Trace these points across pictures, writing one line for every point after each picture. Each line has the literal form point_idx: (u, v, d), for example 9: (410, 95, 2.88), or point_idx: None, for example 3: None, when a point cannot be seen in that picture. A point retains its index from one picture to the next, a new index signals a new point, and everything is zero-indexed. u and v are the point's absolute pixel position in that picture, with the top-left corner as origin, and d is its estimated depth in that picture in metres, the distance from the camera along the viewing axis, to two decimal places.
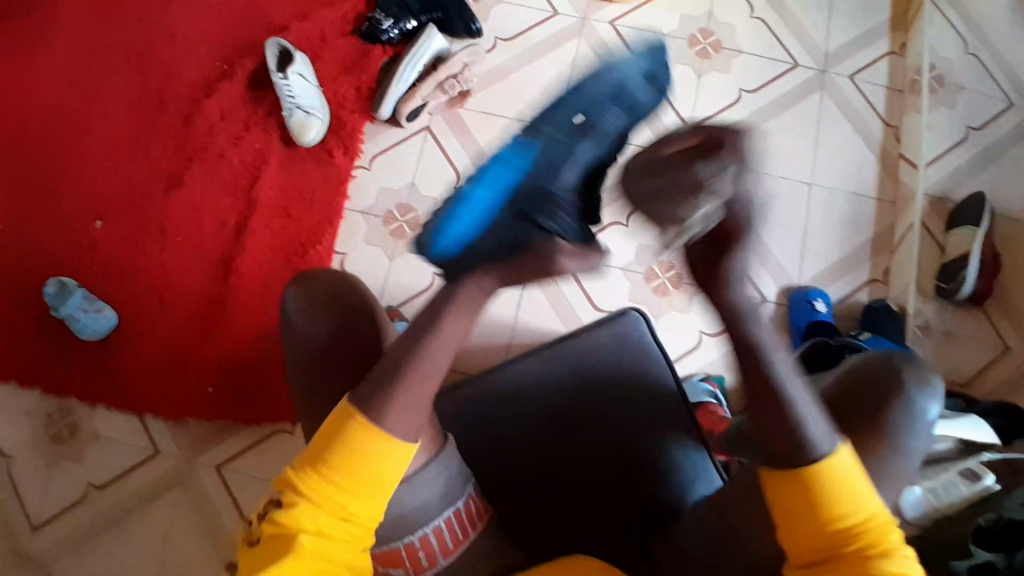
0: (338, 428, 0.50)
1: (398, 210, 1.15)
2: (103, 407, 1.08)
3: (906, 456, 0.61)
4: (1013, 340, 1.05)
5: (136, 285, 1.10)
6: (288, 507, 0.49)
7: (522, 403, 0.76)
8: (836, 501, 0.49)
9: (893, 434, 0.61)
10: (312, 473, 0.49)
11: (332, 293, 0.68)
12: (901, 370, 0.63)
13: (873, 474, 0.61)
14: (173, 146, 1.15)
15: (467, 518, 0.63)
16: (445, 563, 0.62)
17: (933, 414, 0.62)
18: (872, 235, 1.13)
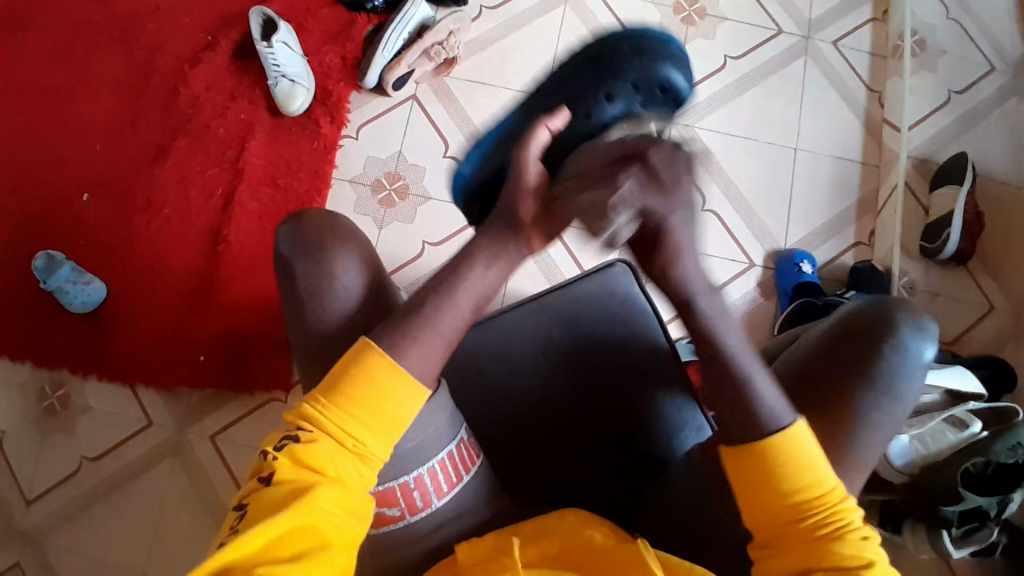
0: (360, 366, 0.51)
1: (386, 178, 1.15)
2: (96, 379, 1.09)
3: (898, 399, 0.60)
4: (997, 299, 1.07)
5: (125, 258, 1.11)
6: (307, 443, 0.49)
7: (514, 355, 0.77)
8: (792, 472, 0.50)
9: (886, 379, 0.60)
10: (336, 407, 0.50)
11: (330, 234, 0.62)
12: (892, 313, 0.63)
13: (865, 413, 0.60)
14: (158, 118, 1.15)
15: (460, 462, 0.64)
16: (440, 504, 0.64)
17: (924, 356, 0.62)
18: (857, 198, 1.14)
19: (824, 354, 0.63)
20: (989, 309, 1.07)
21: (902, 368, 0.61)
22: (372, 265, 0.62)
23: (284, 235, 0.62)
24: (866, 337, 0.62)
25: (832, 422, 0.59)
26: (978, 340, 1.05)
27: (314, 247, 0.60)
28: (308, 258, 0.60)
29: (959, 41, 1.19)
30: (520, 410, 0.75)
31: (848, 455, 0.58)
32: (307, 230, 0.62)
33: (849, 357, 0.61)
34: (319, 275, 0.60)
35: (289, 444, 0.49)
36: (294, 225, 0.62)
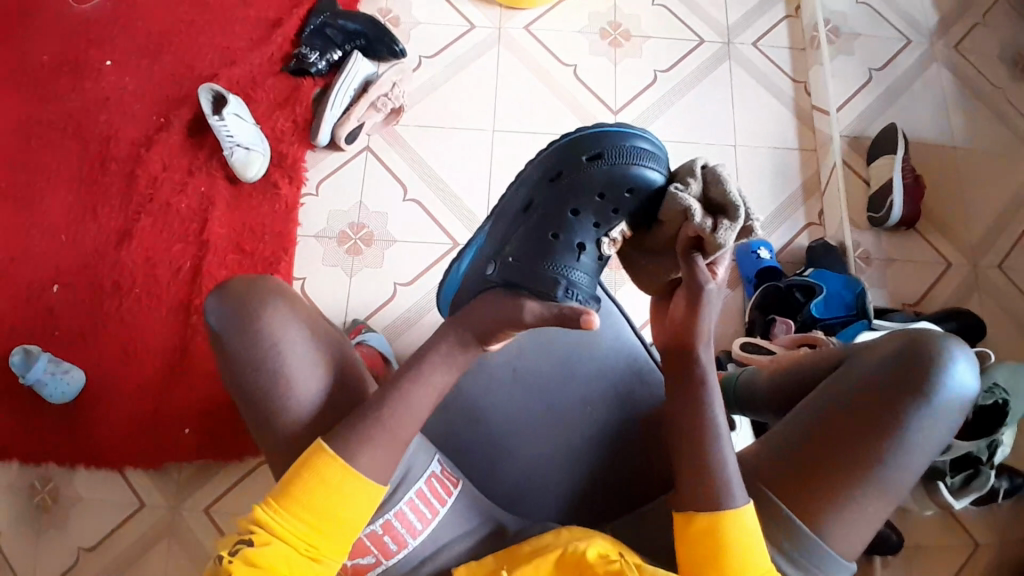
0: (310, 469, 0.56)
1: (351, 229, 1.19)
2: (82, 468, 1.08)
3: (930, 426, 0.62)
4: (951, 255, 1.12)
5: (101, 342, 1.12)
6: (259, 547, 0.53)
7: (492, 382, 0.78)
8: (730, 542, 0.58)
9: (923, 408, 0.62)
10: (281, 513, 0.55)
11: (242, 307, 0.60)
12: (931, 343, 0.64)
13: (898, 438, 0.61)
14: (121, 203, 1.18)
15: (432, 491, 0.67)
16: (416, 544, 0.65)
17: (963, 385, 0.63)
18: (800, 182, 1.19)
19: (863, 386, 0.64)
20: (947, 266, 1.11)
21: (943, 411, 0.62)
22: (329, 344, 0.63)
23: (209, 304, 0.62)
24: (913, 377, 0.62)
25: (861, 445, 0.61)
26: (939, 297, 1.09)
27: (239, 310, 0.60)
28: (242, 331, 0.60)
29: (870, 25, 1.27)
30: (505, 436, 0.76)
31: (864, 486, 0.61)
32: (233, 296, 0.61)
33: (890, 393, 0.62)
34: (268, 356, 0.59)
35: (243, 548, 0.53)
36: (220, 294, 0.61)
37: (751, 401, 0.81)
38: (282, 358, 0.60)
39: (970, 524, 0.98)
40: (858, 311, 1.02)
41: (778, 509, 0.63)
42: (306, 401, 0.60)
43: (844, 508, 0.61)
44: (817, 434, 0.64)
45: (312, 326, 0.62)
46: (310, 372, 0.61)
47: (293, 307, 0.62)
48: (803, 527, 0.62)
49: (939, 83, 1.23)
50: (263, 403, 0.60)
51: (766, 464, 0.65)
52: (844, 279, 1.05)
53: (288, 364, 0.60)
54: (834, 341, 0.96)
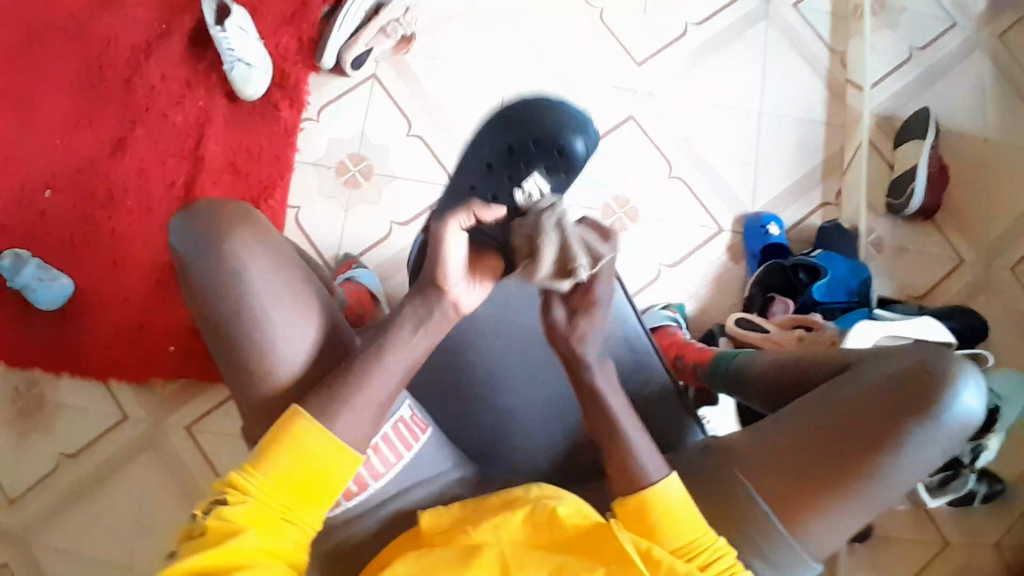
0: (283, 432, 0.55)
1: (350, 160, 1.15)
2: (65, 376, 1.07)
3: (926, 448, 0.60)
4: (965, 251, 1.08)
5: (90, 251, 1.09)
6: (234, 506, 0.52)
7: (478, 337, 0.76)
8: (667, 519, 0.59)
9: (921, 429, 0.60)
10: (256, 475, 0.54)
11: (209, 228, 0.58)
12: (941, 365, 0.61)
13: (891, 454, 0.60)
14: (116, 110, 1.14)
15: (400, 433, 0.66)
16: (377, 485, 0.64)
17: (968, 411, 0.60)
18: (822, 159, 1.14)
19: (867, 398, 0.62)
20: (959, 262, 1.08)
21: (946, 433, 0.61)
22: (301, 276, 0.61)
23: (175, 225, 0.60)
24: (916, 397, 0.61)
25: (850, 455, 0.61)
26: (945, 294, 1.06)
27: (206, 232, 0.58)
28: (206, 255, 0.57)
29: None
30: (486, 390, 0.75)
31: (849, 499, 0.60)
32: (197, 220, 0.59)
33: (893, 408, 0.61)
34: (246, 295, 0.57)
35: (219, 507, 0.52)
36: (184, 216, 0.60)
37: (743, 385, 0.80)
38: (251, 292, 0.57)
39: (940, 521, 0.98)
40: (860, 299, 1.00)
41: (754, 504, 0.62)
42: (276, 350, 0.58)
43: (824, 515, 0.61)
44: (810, 438, 0.62)
45: (280, 257, 0.59)
46: (286, 320, 0.58)
47: (262, 234, 0.59)
48: (779, 528, 0.61)
49: (983, 67, 1.16)
50: (233, 341, 0.58)
51: (749, 455, 0.65)
52: (852, 264, 1.02)
53: (257, 301, 0.57)
54: (831, 327, 0.93)
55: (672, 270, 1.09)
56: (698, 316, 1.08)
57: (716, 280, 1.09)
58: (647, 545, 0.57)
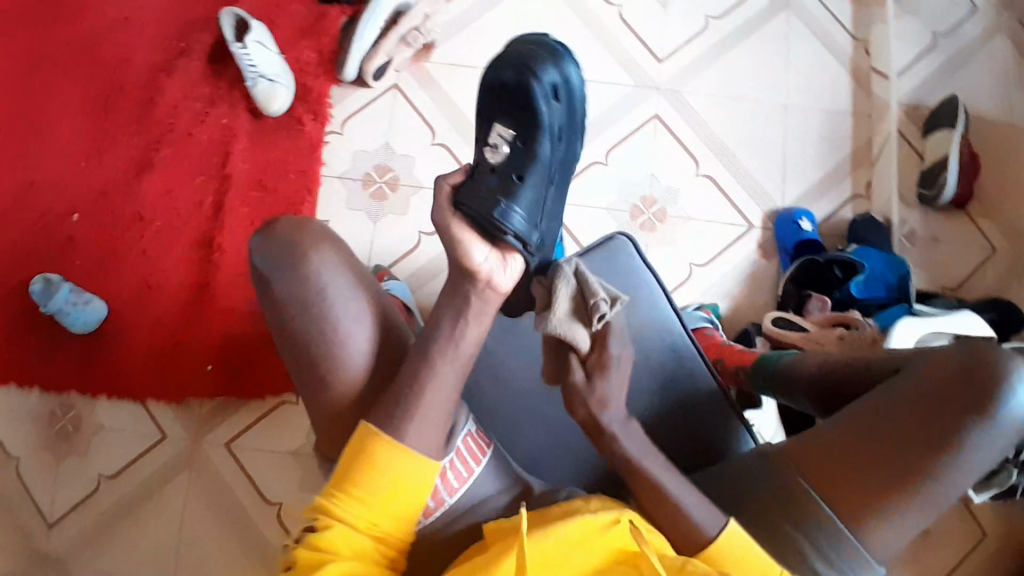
0: (364, 453, 0.57)
1: (375, 171, 1.15)
2: (104, 398, 1.08)
3: (984, 445, 0.61)
4: (998, 241, 1.07)
5: (121, 274, 1.10)
6: (323, 531, 0.55)
7: (524, 352, 0.77)
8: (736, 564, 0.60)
9: (978, 428, 0.60)
10: (343, 498, 0.56)
11: (289, 247, 0.61)
12: (994, 363, 0.61)
13: (950, 454, 0.60)
14: (140, 132, 1.14)
15: (473, 449, 0.67)
16: (451, 501, 0.65)
17: (1021, 407, 0.60)
18: (850, 151, 1.13)
19: (921, 399, 0.62)
20: (992, 252, 1.07)
21: (1003, 434, 0.61)
22: (375, 294, 0.64)
23: (255, 244, 0.63)
24: (970, 396, 0.61)
25: (910, 458, 0.61)
26: (980, 283, 1.06)
27: (284, 257, 0.61)
28: (291, 272, 0.60)
29: None
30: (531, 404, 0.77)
31: (908, 501, 0.61)
32: (282, 242, 0.61)
33: (948, 411, 0.61)
34: (313, 324, 0.60)
35: (310, 534, 0.55)
36: (267, 236, 0.62)
37: (788, 389, 0.81)
38: (332, 316, 0.60)
39: (980, 511, 0.99)
40: (900, 294, 0.99)
41: (816, 507, 0.64)
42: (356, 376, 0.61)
43: (887, 517, 0.62)
44: (868, 443, 0.63)
45: (355, 269, 0.62)
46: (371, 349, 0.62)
47: (338, 249, 0.62)
48: (841, 532, 0.63)
49: (1008, 52, 1.15)
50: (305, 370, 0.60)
51: (806, 457, 0.66)
52: (886, 257, 1.02)
53: (346, 327, 0.60)
54: (870, 324, 0.94)
55: (703, 269, 1.09)
56: (731, 315, 1.08)
57: (747, 278, 1.09)
58: (683, 561, 0.56)
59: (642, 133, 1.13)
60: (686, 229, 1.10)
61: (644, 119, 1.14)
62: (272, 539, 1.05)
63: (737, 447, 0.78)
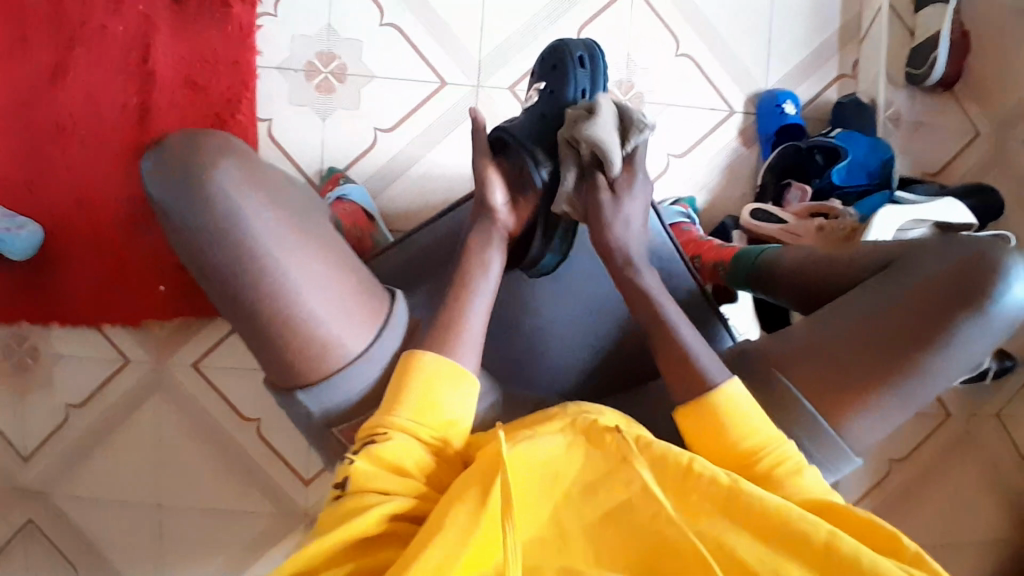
0: (416, 374, 0.55)
1: (320, 60, 1.03)
2: (57, 326, 1.02)
3: (974, 341, 0.60)
4: (981, 121, 1.04)
5: (51, 192, 1.00)
6: (388, 449, 0.52)
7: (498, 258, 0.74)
8: (733, 426, 0.56)
9: (969, 323, 0.60)
10: (403, 419, 0.54)
11: (189, 171, 0.52)
12: (989, 257, 0.60)
13: (938, 350, 0.60)
14: (46, 25, 0.99)
15: None
16: None
17: (1014, 300, 0.59)
18: (839, 25, 1.06)
19: (912, 295, 0.62)
20: (974, 134, 1.04)
21: (993, 331, 0.60)
22: (303, 213, 0.56)
23: (147, 173, 0.53)
24: (962, 292, 0.60)
25: (897, 353, 0.60)
26: (959, 168, 1.04)
27: (183, 182, 0.51)
28: (191, 199, 0.51)
29: None
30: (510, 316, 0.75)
31: (891, 395, 0.61)
32: (178, 158, 0.52)
33: (939, 308, 0.60)
34: (233, 254, 0.52)
35: (371, 452, 0.52)
36: (158, 156, 0.53)
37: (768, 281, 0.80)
38: (258, 245, 0.52)
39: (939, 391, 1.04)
40: (880, 181, 0.96)
41: (799, 405, 0.63)
42: (297, 313, 0.53)
43: (869, 411, 0.62)
44: (856, 337, 0.62)
45: (271, 187, 0.54)
46: (316, 285, 0.54)
47: (250, 162, 0.54)
48: (823, 426, 0.62)
49: None
50: (242, 300, 0.53)
51: (791, 353, 0.65)
52: (869, 141, 0.97)
53: (277, 258, 0.52)
54: (850, 213, 0.91)
55: (681, 160, 1.04)
56: (710, 208, 1.04)
57: (727, 168, 1.05)
58: (689, 460, 0.52)
59: (615, 6, 1.04)
60: (664, 116, 1.04)
61: None
62: (254, 454, 1.05)
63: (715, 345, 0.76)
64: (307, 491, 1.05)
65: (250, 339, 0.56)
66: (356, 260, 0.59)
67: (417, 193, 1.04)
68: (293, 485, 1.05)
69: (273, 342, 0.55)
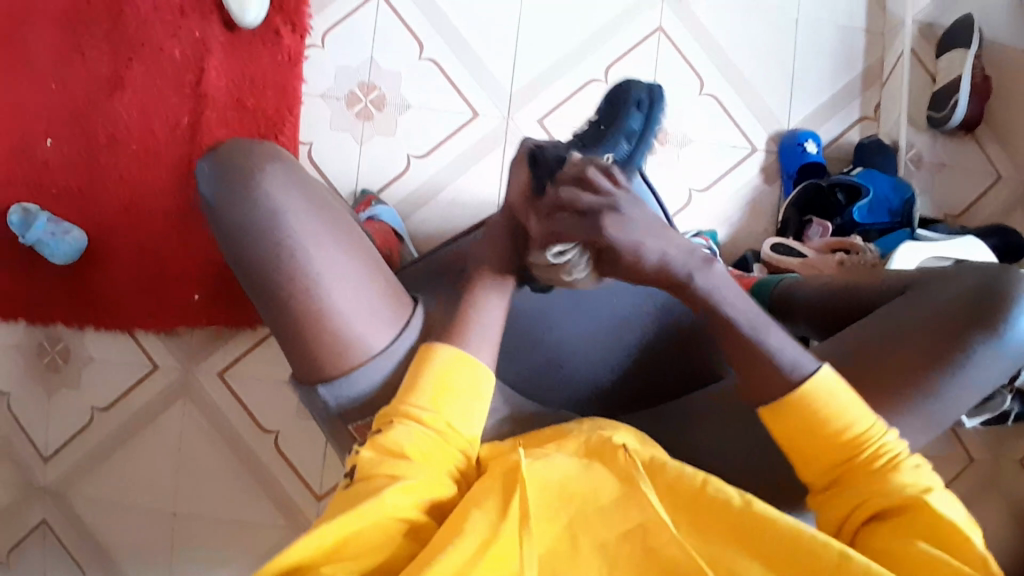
0: (424, 367, 0.57)
1: (360, 88, 1.09)
2: (92, 329, 1.07)
3: (987, 364, 0.60)
4: (1003, 166, 1.05)
5: (100, 201, 1.05)
6: (394, 434, 0.54)
7: None
8: (828, 417, 0.53)
9: (978, 351, 0.60)
10: (411, 406, 0.56)
11: (239, 167, 0.56)
12: (1001, 283, 0.62)
13: (950, 373, 0.60)
14: (111, 48, 1.07)
15: None
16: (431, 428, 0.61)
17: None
18: (861, 71, 1.09)
19: (921, 320, 0.62)
20: (997, 178, 1.05)
21: (1005, 356, 0.61)
22: (336, 215, 0.59)
23: (203, 173, 0.58)
24: (976, 316, 0.61)
25: (911, 381, 0.60)
26: (983, 211, 1.04)
27: (232, 180, 0.55)
28: (239, 196, 0.55)
29: None
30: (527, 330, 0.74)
31: (909, 422, 0.60)
32: (231, 158, 0.57)
33: (951, 331, 0.61)
34: (274, 247, 0.55)
35: (378, 438, 0.54)
36: (214, 158, 0.58)
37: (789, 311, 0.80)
38: (295, 239, 0.55)
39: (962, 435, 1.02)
40: (902, 219, 0.97)
41: None
42: (324, 305, 0.55)
43: None
44: (870, 362, 0.62)
45: (308, 188, 0.57)
46: (346, 276, 0.56)
47: (294, 168, 0.57)
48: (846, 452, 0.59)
49: None
50: (274, 290, 0.56)
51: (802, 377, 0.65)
52: (891, 181, 0.99)
53: (310, 252, 0.55)
54: (871, 249, 0.92)
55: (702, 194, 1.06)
56: (732, 242, 1.06)
57: (749, 204, 1.07)
58: (703, 480, 0.51)
59: (642, 46, 1.09)
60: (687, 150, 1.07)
61: (649, 31, 1.09)
62: (270, 465, 1.06)
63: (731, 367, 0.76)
64: (319, 505, 1.05)
65: (277, 332, 0.58)
66: (383, 266, 0.62)
67: (446, 215, 1.08)
68: (305, 497, 1.06)
69: (298, 333, 0.57)
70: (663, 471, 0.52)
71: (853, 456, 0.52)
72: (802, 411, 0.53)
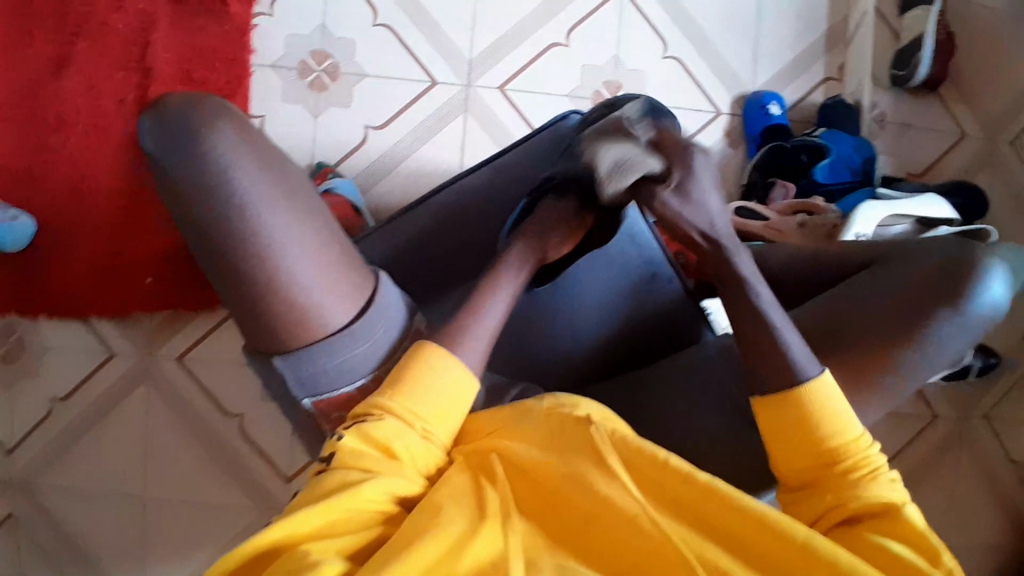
0: (428, 370, 0.54)
1: (313, 58, 1.05)
2: (46, 317, 1.03)
3: (947, 341, 0.60)
4: (968, 123, 1.05)
5: (45, 184, 1.01)
6: (376, 425, 0.51)
7: (477, 240, 0.74)
8: (822, 422, 0.52)
9: (938, 327, 0.59)
10: (399, 400, 0.53)
11: (175, 128, 0.51)
12: (969, 255, 0.60)
13: (911, 349, 0.59)
14: (48, 21, 1.02)
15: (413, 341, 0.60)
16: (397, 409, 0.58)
17: (991, 294, 0.60)
18: (825, 30, 1.07)
19: (882, 292, 0.62)
20: (961, 136, 1.05)
21: (968, 328, 0.60)
22: (293, 181, 0.54)
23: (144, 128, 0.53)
24: (940, 287, 0.60)
25: (871, 350, 0.60)
26: (947, 169, 1.04)
27: (157, 159, 0.52)
28: (185, 159, 0.51)
29: None
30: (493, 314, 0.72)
31: (866, 396, 0.60)
32: (174, 118, 0.52)
33: (913, 301, 0.60)
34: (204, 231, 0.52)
35: (361, 425, 0.51)
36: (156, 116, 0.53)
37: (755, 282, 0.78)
38: (247, 208, 0.51)
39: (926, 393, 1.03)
40: (863, 179, 0.97)
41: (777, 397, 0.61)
42: (278, 276, 0.52)
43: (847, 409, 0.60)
44: (830, 334, 0.61)
45: (263, 153, 0.53)
46: (303, 248, 0.52)
47: (247, 129, 0.53)
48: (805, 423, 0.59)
49: None
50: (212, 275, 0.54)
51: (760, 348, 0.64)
52: (854, 142, 0.99)
53: (268, 216, 0.51)
54: (833, 210, 0.92)
55: None
56: None
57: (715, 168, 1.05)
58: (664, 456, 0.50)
59: (602, 9, 1.06)
60: None
61: None
62: (237, 448, 1.05)
63: (695, 340, 0.76)
64: (288, 487, 1.04)
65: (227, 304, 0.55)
66: (344, 236, 0.58)
67: (406, 186, 1.05)
68: (274, 480, 1.05)
69: (252, 305, 0.53)
70: (637, 453, 0.51)
71: (834, 469, 0.52)
72: (795, 412, 0.53)
